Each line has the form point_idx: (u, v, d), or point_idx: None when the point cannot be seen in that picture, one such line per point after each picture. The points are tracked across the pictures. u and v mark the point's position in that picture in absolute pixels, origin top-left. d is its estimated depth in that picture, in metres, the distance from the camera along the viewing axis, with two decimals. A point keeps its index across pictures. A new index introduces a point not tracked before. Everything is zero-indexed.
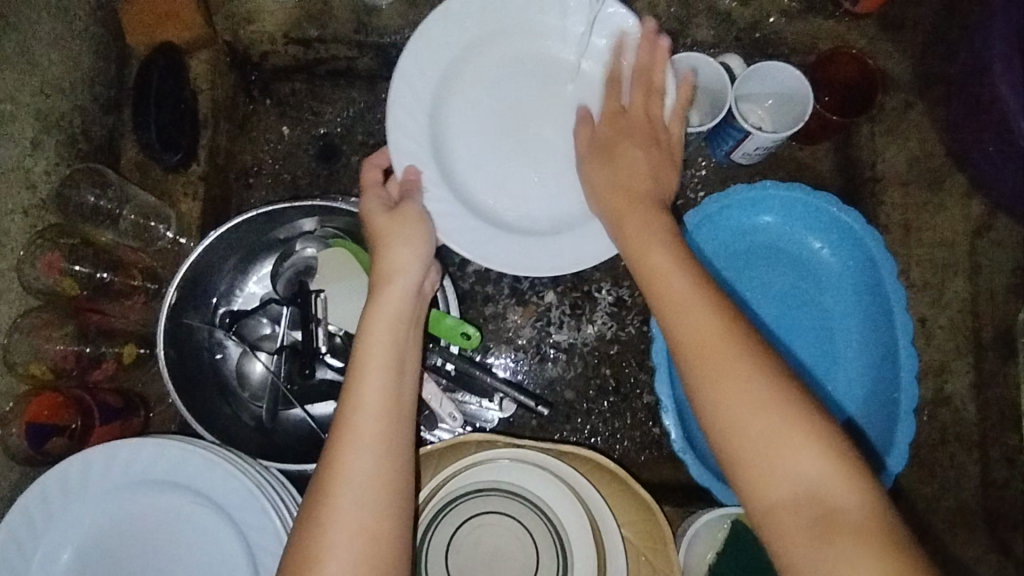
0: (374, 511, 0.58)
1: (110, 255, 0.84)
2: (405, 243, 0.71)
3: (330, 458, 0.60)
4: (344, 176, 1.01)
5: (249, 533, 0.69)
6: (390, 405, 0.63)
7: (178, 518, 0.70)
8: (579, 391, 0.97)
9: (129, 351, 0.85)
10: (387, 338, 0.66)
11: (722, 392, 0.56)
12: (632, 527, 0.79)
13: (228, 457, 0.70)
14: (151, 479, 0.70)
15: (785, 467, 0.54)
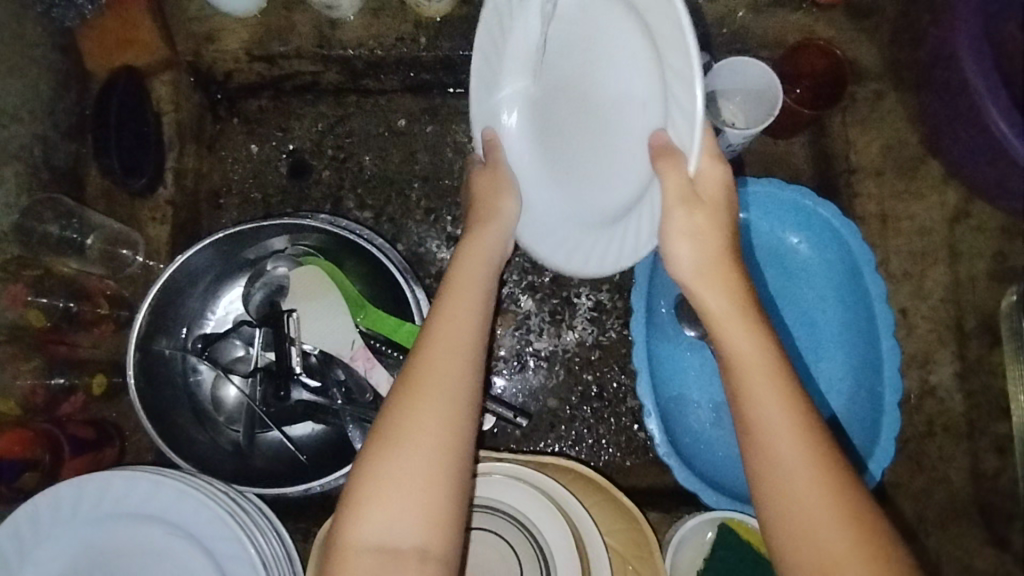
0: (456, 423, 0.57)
1: (75, 284, 0.83)
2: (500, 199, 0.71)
3: (418, 362, 0.59)
4: (315, 192, 1.00)
5: (224, 564, 0.68)
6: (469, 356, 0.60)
7: (151, 551, 0.68)
8: (561, 398, 0.95)
9: (99, 381, 0.84)
10: (481, 270, 0.66)
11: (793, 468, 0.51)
12: (617, 537, 0.78)
13: (199, 487, 0.69)
14: (122, 513, 0.69)
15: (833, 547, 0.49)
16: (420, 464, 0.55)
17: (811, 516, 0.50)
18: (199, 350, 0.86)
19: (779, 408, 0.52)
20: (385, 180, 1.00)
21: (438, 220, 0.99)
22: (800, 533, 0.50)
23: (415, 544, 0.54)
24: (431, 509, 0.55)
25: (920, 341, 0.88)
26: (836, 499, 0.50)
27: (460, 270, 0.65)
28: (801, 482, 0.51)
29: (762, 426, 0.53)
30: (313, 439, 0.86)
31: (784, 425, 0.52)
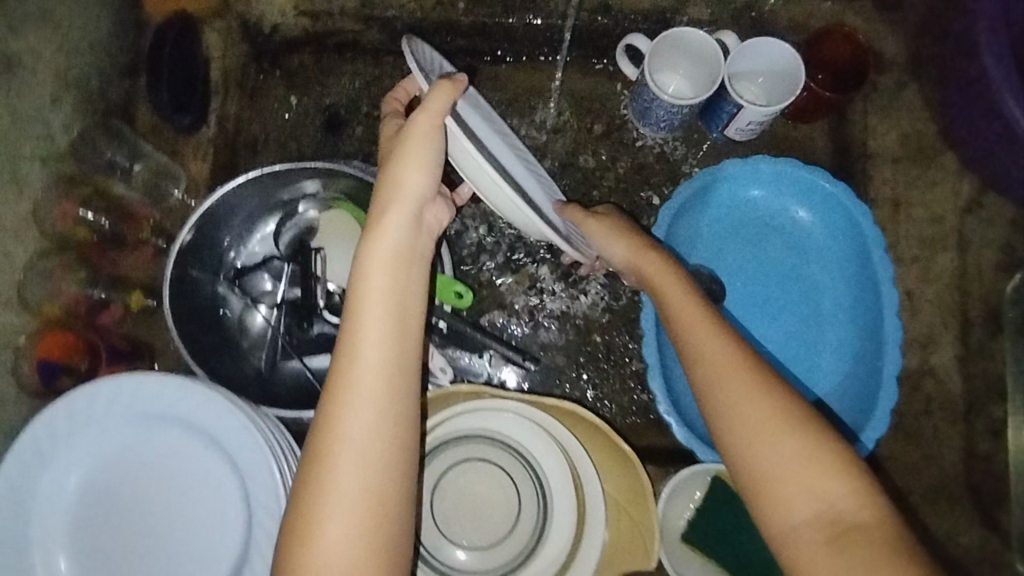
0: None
1: (121, 207, 0.88)
2: (393, 277, 0.60)
3: (303, 544, 0.52)
4: (347, 145, 1.05)
5: (243, 467, 0.72)
6: (391, 359, 0.57)
7: (175, 452, 0.73)
8: (570, 357, 0.99)
9: (137, 299, 0.89)
10: (384, 265, 0.60)
11: (745, 410, 0.56)
12: (613, 482, 0.80)
13: (224, 393, 0.73)
14: (150, 413, 0.73)
15: (779, 473, 0.53)
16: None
17: (767, 442, 0.54)
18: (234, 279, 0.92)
19: (705, 329, 0.63)
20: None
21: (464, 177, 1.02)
22: (730, 433, 0.56)
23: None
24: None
25: (923, 324, 0.91)
26: (751, 385, 0.57)
27: (353, 412, 0.55)
28: (731, 374, 0.58)
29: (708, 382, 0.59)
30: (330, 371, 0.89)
31: (703, 339, 0.62)
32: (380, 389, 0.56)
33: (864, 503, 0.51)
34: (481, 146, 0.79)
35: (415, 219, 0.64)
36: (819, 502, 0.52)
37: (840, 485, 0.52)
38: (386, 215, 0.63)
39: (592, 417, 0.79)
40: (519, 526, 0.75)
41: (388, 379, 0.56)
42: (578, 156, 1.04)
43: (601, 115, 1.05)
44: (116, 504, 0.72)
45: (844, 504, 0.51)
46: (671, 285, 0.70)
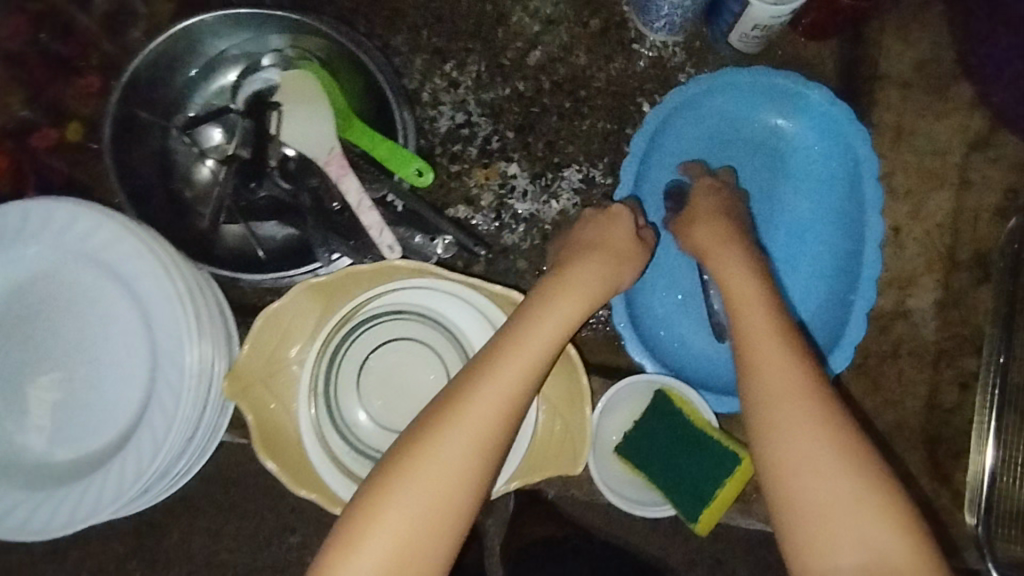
0: (478, 455, 0.57)
1: (67, 32, 0.82)
2: (608, 267, 0.73)
3: (417, 452, 0.56)
4: (326, 12, 0.97)
5: (132, 281, 0.69)
6: (415, 544, 0.54)
7: (41, 280, 0.70)
8: (533, 262, 0.95)
9: (75, 131, 0.82)
10: (534, 346, 0.62)
11: (774, 414, 0.57)
12: (555, 388, 0.78)
13: (120, 219, 0.69)
14: (49, 245, 0.69)
15: (817, 477, 0.54)
16: (437, 478, 0.55)
17: (824, 482, 0.54)
18: (369, 169, 0.84)
19: (774, 352, 0.60)
20: (418, 21, 0.98)
21: (461, 42, 0.98)
22: (784, 453, 0.55)
23: (405, 569, 0.53)
24: (434, 551, 0.54)
25: (906, 263, 0.83)
26: (814, 424, 0.56)
27: (520, 335, 0.63)
28: (792, 375, 0.58)
29: (755, 373, 0.60)
30: (276, 240, 0.85)
31: (791, 397, 0.57)
32: (543, 332, 0.64)
33: (917, 553, 0.52)
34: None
35: (504, 410, 0.59)
36: (869, 552, 0.51)
37: (895, 536, 0.52)
38: (474, 402, 0.58)
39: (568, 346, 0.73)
40: None
41: (429, 533, 0.54)
42: (571, 51, 0.97)
43: (599, 10, 0.97)
44: (30, 332, 0.70)
45: (907, 563, 0.51)
46: (767, 341, 0.61)
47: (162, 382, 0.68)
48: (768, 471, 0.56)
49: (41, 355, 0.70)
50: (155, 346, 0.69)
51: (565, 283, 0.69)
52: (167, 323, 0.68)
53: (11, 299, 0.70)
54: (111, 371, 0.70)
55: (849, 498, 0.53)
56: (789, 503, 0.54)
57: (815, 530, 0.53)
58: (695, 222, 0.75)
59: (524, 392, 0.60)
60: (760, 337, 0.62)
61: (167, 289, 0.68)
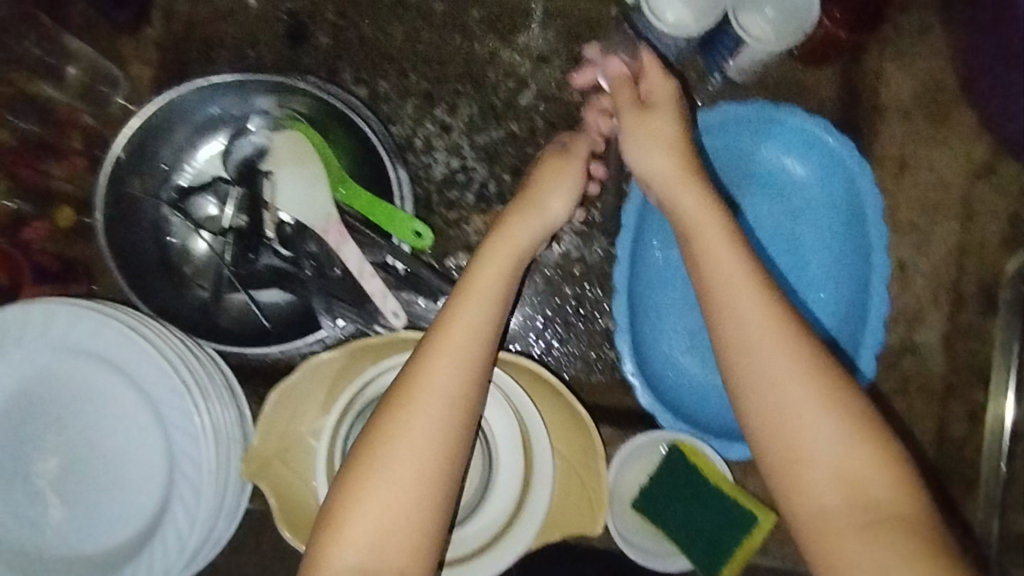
0: (463, 378, 0.60)
1: (46, 110, 0.79)
2: (559, 185, 0.76)
3: (408, 389, 0.59)
4: (310, 59, 0.93)
5: (136, 376, 0.67)
6: (419, 479, 0.57)
7: (38, 381, 0.68)
8: (537, 307, 0.93)
9: (65, 215, 0.80)
10: (484, 287, 0.65)
11: (771, 383, 0.54)
12: (565, 443, 0.77)
13: (120, 315, 0.67)
14: (45, 346, 0.67)
15: (807, 426, 0.52)
16: (436, 409, 0.58)
17: (798, 411, 0.53)
18: (367, 234, 0.83)
19: (750, 298, 0.56)
20: (405, 63, 0.94)
21: (451, 84, 0.94)
22: (760, 390, 0.54)
23: (406, 498, 0.56)
24: (442, 480, 0.57)
25: (913, 298, 0.83)
26: (796, 367, 0.54)
27: (473, 274, 0.66)
28: (753, 329, 0.55)
29: (724, 312, 0.57)
30: (280, 309, 0.84)
31: (763, 335, 0.55)
32: (499, 263, 0.68)
33: (898, 489, 0.51)
34: (8, 467, 0.68)
35: (478, 351, 0.61)
36: (852, 487, 0.51)
37: (882, 480, 0.51)
38: (444, 346, 0.61)
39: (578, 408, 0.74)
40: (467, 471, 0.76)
41: (427, 463, 0.57)
42: (565, 87, 0.95)
43: (592, 42, 0.94)
44: (35, 435, 0.68)
45: (891, 501, 0.51)
46: (724, 261, 0.60)
47: (182, 481, 0.67)
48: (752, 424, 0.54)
49: (50, 458, 0.68)
50: (169, 445, 0.68)
51: (517, 222, 0.72)
52: (177, 416, 0.67)
53: (6, 410, 0.68)
54: (123, 467, 0.69)
55: (835, 441, 0.52)
56: (773, 445, 0.53)
57: (805, 475, 0.52)
58: (645, 160, 0.74)
59: (496, 321, 0.64)
60: (718, 278, 0.59)
61: (174, 383, 0.67)
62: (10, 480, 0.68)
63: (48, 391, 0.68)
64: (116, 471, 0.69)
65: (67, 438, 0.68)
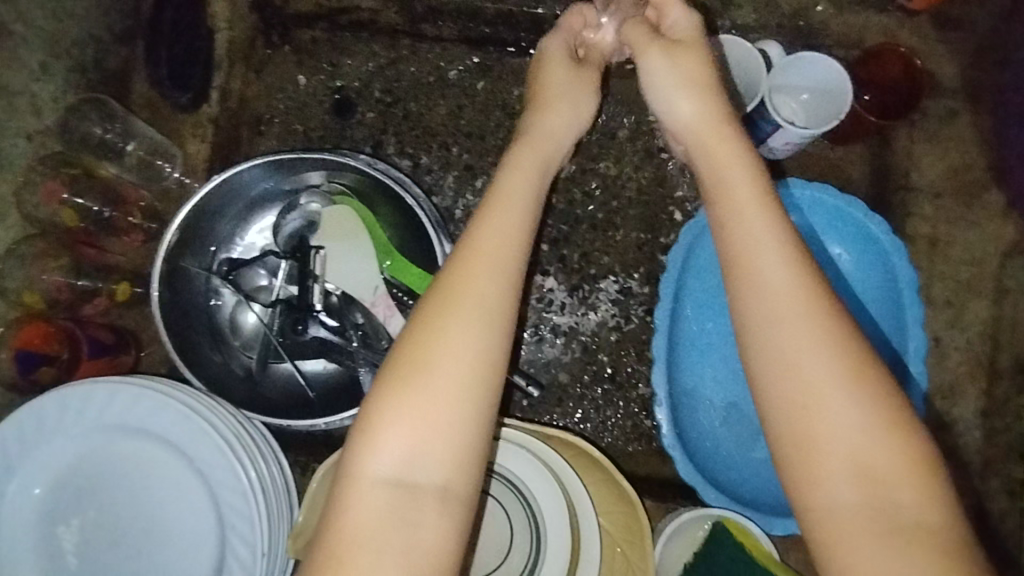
0: (500, 332, 0.51)
1: (113, 190, 0.82)
2: (567, 99, 0.71)
3: (447, 280, 0.52)
4: (357, 134, 0.97)
5: (191, 457, 0.68)
6: (441, 419, 0.49)
7: (93, 463, 0.68)
8: (574, 374, 0.94)
9: (123, 289, 0.82)
10: (512, 210, 0.57)
11: (797, 361, 0.47)
12: (612, 521, 0.77)
13: (179, 396, 0.68)
14: (101, 427, 0.68)
15: (835, 428, 0.45)
16: (477, 308, 0.51)
17: (837, 416, 0.45)
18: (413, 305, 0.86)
19: (772, 251, 0.50)
20: (447, 137, 0.97)
21: (491, 157, 0.97)
22: (781, 380, 0.47)
23: (459, 405, 0.49)
24: (485, 379, 0.50)
25: (949, 373, 0.86)
26: (844, 364, 0.46)
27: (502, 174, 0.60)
28: (786, 298, 0.48)
29: (752, 288, 0.50)
30: (324, 378, 0.86)
31: (803, 314, 0.48)
32: (527, 166, 0.62)
33: (926, 490, 0.44)
34: (59, 550, 0.68)
35: (509, 273, 0.53)
36: (881, 490, 0.44)
37: (910, 487, 0.44)
38: (471, 276, 0.52)
39: (627, 488, 0.76)
40: (510, 555, 0.73)
41: (451, 404, 0.49)
42: (600, 162, 0.98)
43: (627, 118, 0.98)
44: (88, 516, 0.68)
45: (903, 490, 0.44)
46: (754, 244, 0.51)
47: (233, 565, 0.67)
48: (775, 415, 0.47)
49: (100, 539, 0.68)
50: (220, 529, 0.67)
51: (537, 133, 0.67)
52: (231, 497, 0.67)
53: (63, 490, 0.68)
54: (171, 549, 0.68)
55: (851, 417, 0.45)
56: (790, 439, 0.46)
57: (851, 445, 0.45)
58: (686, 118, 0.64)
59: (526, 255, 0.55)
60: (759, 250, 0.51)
61: (229, 463, 0.67)
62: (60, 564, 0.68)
63: (102, 472, 0.68)
64: (164, 554, 0.68)
65: (117, 520, 0.68)
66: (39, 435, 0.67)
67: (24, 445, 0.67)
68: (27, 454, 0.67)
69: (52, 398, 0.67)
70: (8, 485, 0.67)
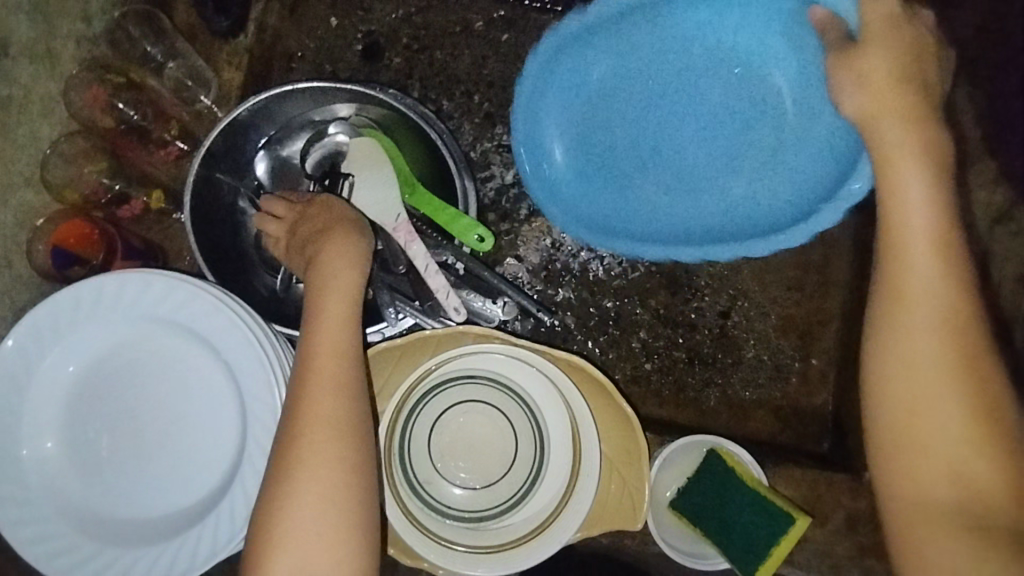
0: (346, 454, 0.60)
1: (150, 102, 0.86)
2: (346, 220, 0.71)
3: (292, 448, 0.60)
4: (383, 77, 1.00)
5: (220, 348, 0.71)
6: (321, 545, 0.58)
7: (126, 347, 0.72)
8: (579, 318, 0.98)
9: (157, 198, 0.87)
10: (327, 357, 0.63)
11: (915, 376, 0.53)
12: (610, 441, 0.80)
13: (210, 290, 0.71)
14: (136, 314, 0.71)
15: (937, 448, 0.52)
16: (329, 428, 0.60)
17: (941, 427, 0.52)
18: (433, 235, 0.89)
19: (926, 278, 0.53)
20: (469, 85, 1.01)
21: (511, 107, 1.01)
22: (904, 394, 0.53)
23: (330, 525, 0.58)
24: (352, 493, 0.60)
25: None
26: (952, 393, 0.52)
27: (317, 309, 0.66)
28: (926, 310, 0.53)
29: (904, 306, 0.54)
30: None
31: (934, 338, 0.53)
32: (343, 295, 0.67)
33: (1007, 481, 0.51)
34: (88, 427, 0.71)
35: (336, 412, 0.61)
36: (964, 490, 0.51)
37: (985, 463, 0.51)
38: (307, 434, 0.60)
39: (629, 411, 0.77)
40: (516, 464, 0.80)
41: (320, 527, 0.58)
42: None
43: None
44: (118, 398, 0.72)
45: (985, 491, 0.51)
46: (923, 279, 0.54)
47: (252, 450, 0.71)
48: (885, 416, 0.54)
49: (129, 421, 0.72)
50: (243, 415, 0.71)
51: (329, 257, 0.69)
52: (255, 386, 0.71)
53: (96, 370, 0.71)
54: (198, 432, 0.72)
55: (955, 434, 0.52)
56: (893, 440, 0.54)
57: (940, 466, 0.52)
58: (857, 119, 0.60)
59: (355, 388, 0.63)
60: (908, 270, 0.54)
61: (255, 355, 0.71)
62: (89, 441, 0.71)
63: (134, 358, 0.72)
64: (191, 437, 0.72)
65: (147, 403, 0.72)
66: (75, 318, 0.70)
67: (58, 324, 0.70)
68: (62, 333, 0.70)
69: (91, 282, 0.70)
70: (41, 361, 0.70)
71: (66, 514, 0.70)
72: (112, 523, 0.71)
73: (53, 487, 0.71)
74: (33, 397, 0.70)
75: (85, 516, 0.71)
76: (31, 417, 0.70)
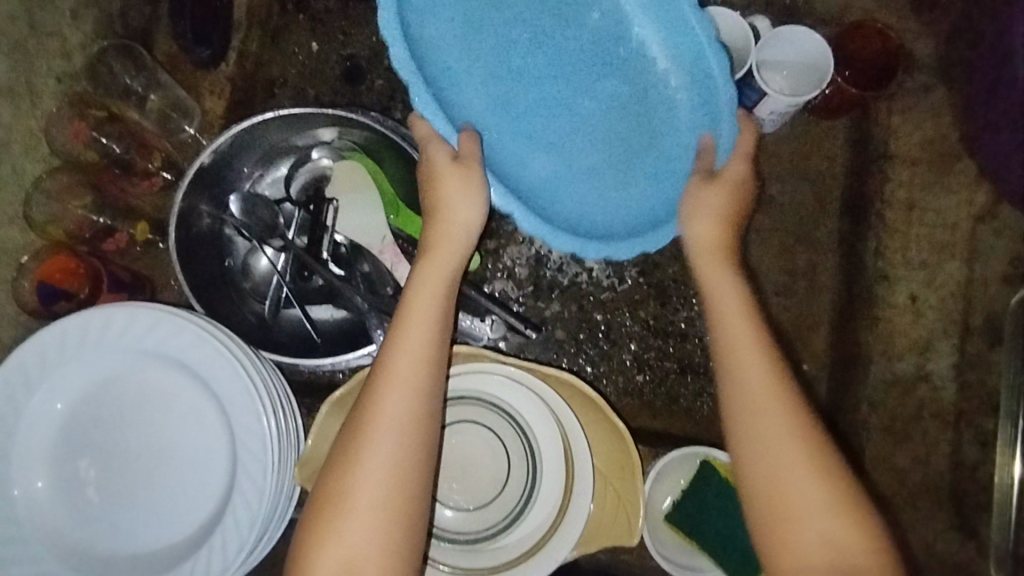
0: (415, 447, 0.60)
1: (133, 134, 0.86)
2: (466, 198, 0.68)
3: (363, 427, 0.60)
4: (365, 99, 0.98)
5: (209, 378, 0.71)
6: (382, 530, 0.58)
7: (115, 380, 0.71)
8: (569, 332, 0.98)
9: (142, 231, 0.87)
10: (415, 342, 0.63)
11: (766, 451, 0.58)
12: (602, 454, 0.81)
13: (197, 321, 0.71)
14: (122, 347, 0.71)
15: (799, 516, 0.57)
16: (398, 424, 0.60)
17: (799, 492, 0.57)
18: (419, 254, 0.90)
19: (750, 361, 0.61)
20: None
21: None
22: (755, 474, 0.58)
23: (392, 515, 0.59)
24: (413, 486, 0.60)
25: (924, 327, 0.90)
26: (793, 459, 0.58)
27: (410, 289, 0.66)
28: (757, 392, 0.60)
29: (736, 391, 0.60)
30: (330, 323, 0.90)
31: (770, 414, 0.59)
32: (437, 281, 0.66)
33: (859, 533, 0.56)
34: (77, 462, 0.71)
35: (413, 403, 0.61)
36: (835, 554, 0.56)
37: (835, 524, 0.56)
38: (380, 421, 0.60)
39: (620, 425, 0.78)
40: (509, 484, 0.79)
41: (383, 515, 0.59)
42: None
43: None
44: (108, 432, 0.72)
45: (849, 547, 0.56)
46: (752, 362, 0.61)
47: (244, 480, 0.70)
48: (754, 489, 0.58)
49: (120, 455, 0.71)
50: (232, 444, 0.71)
51: (438, 236, 0.68)
52: (245, 415, 0.71)
53: (85, 404, 0.71)
54: (189, 464, 0.72)
55: (815, 500, 0.57)
56: (763, 517, 0.58)
57: (811, 530, 0.56)
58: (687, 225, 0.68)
59: (437, 378, 0.63)
60: (742, 376, 0.60)
61: (244, 385, 0.71)
62: (79, 476, 0.71)
63: (123, 391, 0.72)
64: (182, 468, 0.72)
65: (137, 436, 0.72)
66: (63, 353, 0.70)
67: (45, 359, 0.70)
68: (49, 369, 0.70)
69: (77, 317, 0.70)
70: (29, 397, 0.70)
71: (57, 551, 0.70)
72: (106, 557, 0.71)
73: (43, 523, 0.70)
74: (20, 434, 0.70)
75: (78, 552, 0.71)
76: (20, 454, 0.70)
